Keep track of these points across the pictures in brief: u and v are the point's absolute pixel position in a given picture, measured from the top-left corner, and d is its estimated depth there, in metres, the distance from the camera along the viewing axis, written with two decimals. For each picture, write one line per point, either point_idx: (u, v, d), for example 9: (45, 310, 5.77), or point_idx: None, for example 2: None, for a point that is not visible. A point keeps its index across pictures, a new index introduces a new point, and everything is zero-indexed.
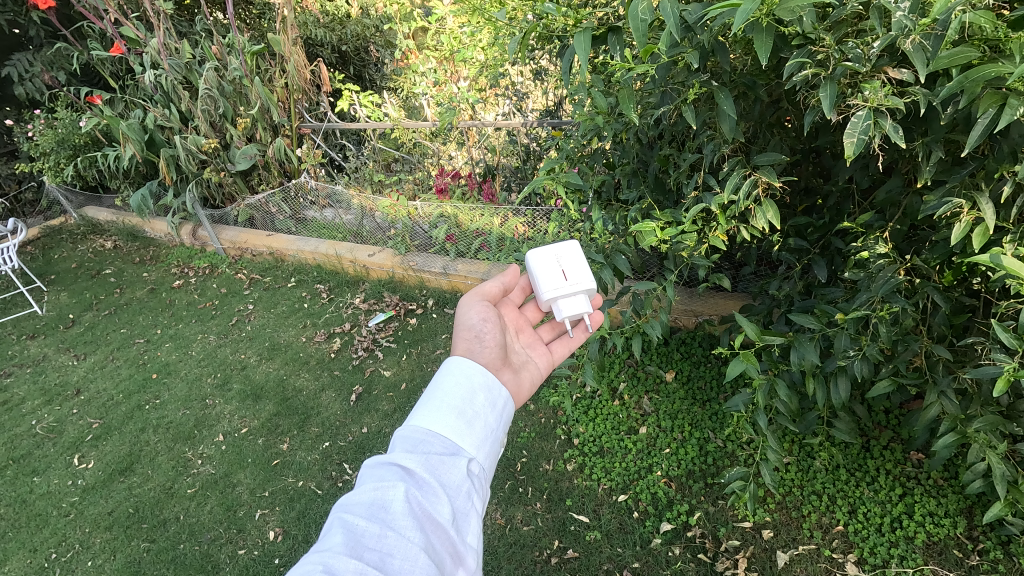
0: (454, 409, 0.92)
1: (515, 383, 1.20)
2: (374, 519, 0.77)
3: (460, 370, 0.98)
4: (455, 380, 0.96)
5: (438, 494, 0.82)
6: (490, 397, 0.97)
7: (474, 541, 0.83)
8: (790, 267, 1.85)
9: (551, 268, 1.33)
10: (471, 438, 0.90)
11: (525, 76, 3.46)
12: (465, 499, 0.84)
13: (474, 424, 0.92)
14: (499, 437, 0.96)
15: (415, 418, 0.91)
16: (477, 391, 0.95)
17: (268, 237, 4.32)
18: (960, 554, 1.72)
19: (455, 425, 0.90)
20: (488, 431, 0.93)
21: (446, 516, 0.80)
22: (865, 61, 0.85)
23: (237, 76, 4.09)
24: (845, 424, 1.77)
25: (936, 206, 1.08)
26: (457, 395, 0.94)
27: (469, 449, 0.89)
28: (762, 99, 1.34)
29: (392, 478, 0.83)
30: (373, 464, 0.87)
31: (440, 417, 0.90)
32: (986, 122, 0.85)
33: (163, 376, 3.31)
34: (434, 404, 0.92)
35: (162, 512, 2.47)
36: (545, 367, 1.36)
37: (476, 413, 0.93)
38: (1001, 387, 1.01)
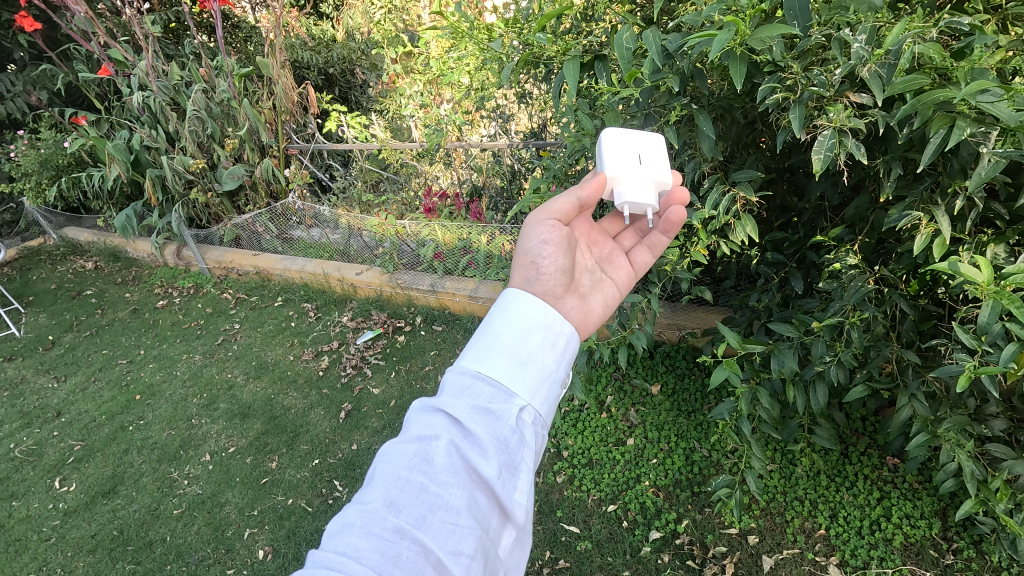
0: (507, 350, 0.81)
1: (579, 313, 1.04)
2: (415, 470, 0.74)
3: (515, 304, 0.86)
4: (510, 316, 0.85)
5: (484, 448, 0.75)
6: (550, 334, 0.84)
7: (525, 497, 0.76)
8: (767, 280, 1.94)
9: (625, 150, 1.11)
10: (525, 381, 0.80)
11: (510, 99, 3.57)
12: (515, 453, 0.76)
13: (530, 365, 0.81)
14: (560, 379, 0.85)
15: (464, 358, 0.82)
16: (534, 329, 0.83)
17: (254, 257, 4.33)
18: (935, 553, 1.79)
19: (507, 368, 0.80)
20: (547, 373, 0.82)
21: (491, 472, 0.74)
22: (828, 86, 0.95)
23: (226, 98, 4.13)
24: (824, 430, 1.84)
25: (897, 219, 1.18)
26: (511, 334, 0.83)
27: (522, 395, 0.79)
28: (738, 121, 1.43)
29: (437, 427, 0.77)
30: (421, 407, 0.82)
31: (489, 358, 0.80)
32: (938, 141, 0.93)
33: (147, 397, 3.27)
34: (484, 344, 0.82)
35: (148, 533, 2.44)
36: (624, 285, 1.19)
37: (531, 355, 0.81)
38: (962, 383, 1.09)
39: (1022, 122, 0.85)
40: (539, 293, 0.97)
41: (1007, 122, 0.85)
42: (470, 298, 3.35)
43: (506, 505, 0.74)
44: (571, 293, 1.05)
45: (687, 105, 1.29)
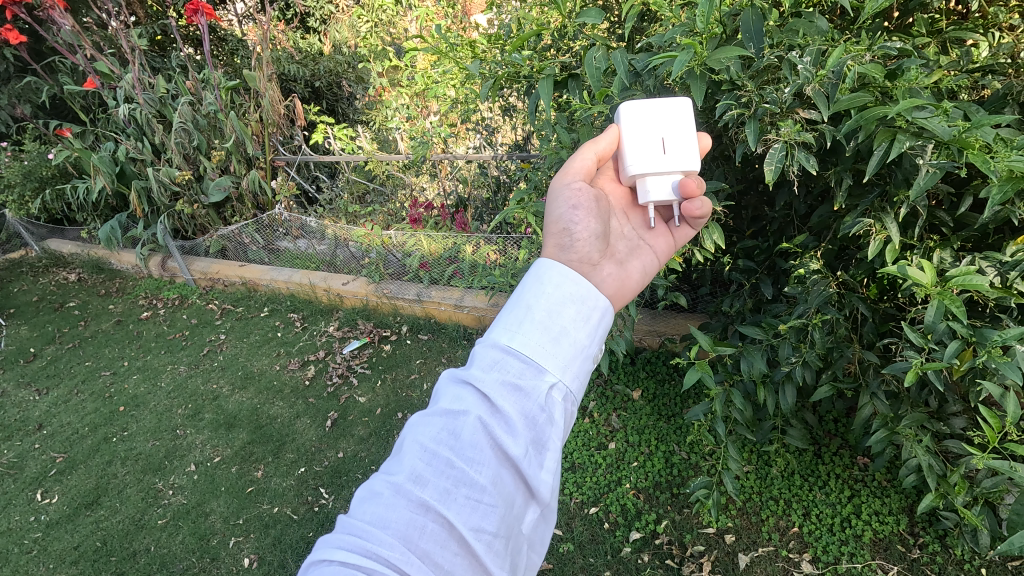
0: (539, 324, 0.79)
1: (614, 282, 1.01)
2: (441, 444, 0.74)
3: (548, 276, 0.83)
4: (544, 289, 0.83)
5: (512, 425, 0.73)
6: (582, 309, 0.82)
7: (552, 477, 0.74)
8: (740, 286, 2.02)
9: (646, 135, 1.08)
10: (556, 358, 0.77)
11: (494, 112, 3.66)
12: (543, 432, 0.74)
13: (562, 342, 0.78)
14: (593, 355, 0.82)
15: (495, 331, 0.80)
16: (566, 304, 0.80)
17: (241, 267, 4.34)
18: (903, 548, 1.87)
19: (538, 343, 0.77)
20: (579, 349, 0.79)
21: (517, 450, 0.72)
22: (780, 104, 1.03)
23: (212, 110, 4.16)
24: (796, 430, 1.91)
25: (851, 226, 1.26)
26: (543, 308, 0.81)
27: (552, 372, 0.77)
28: (705, 135, 1.52)
29: (464, 402, 0.77)
30: (450, 378, 0.81)
31: (520, 331, 0.78)
32: (880, 153, 1.02)
33: (131, 408, 3.26)
34: (516, 316, 0.80)
35: (132, 544, 2.43)
36: (663, 253, 1.14)
37: (563, 330, 0.79)
38: (911, 378, 1.19)
39: (953, 137, 0.93)
40: (572, 260, 0.95)
41: (941, 137, 0.93)
42: (456, 307, 3.40)
43: (531, 483, 0.73)
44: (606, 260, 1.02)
45: None
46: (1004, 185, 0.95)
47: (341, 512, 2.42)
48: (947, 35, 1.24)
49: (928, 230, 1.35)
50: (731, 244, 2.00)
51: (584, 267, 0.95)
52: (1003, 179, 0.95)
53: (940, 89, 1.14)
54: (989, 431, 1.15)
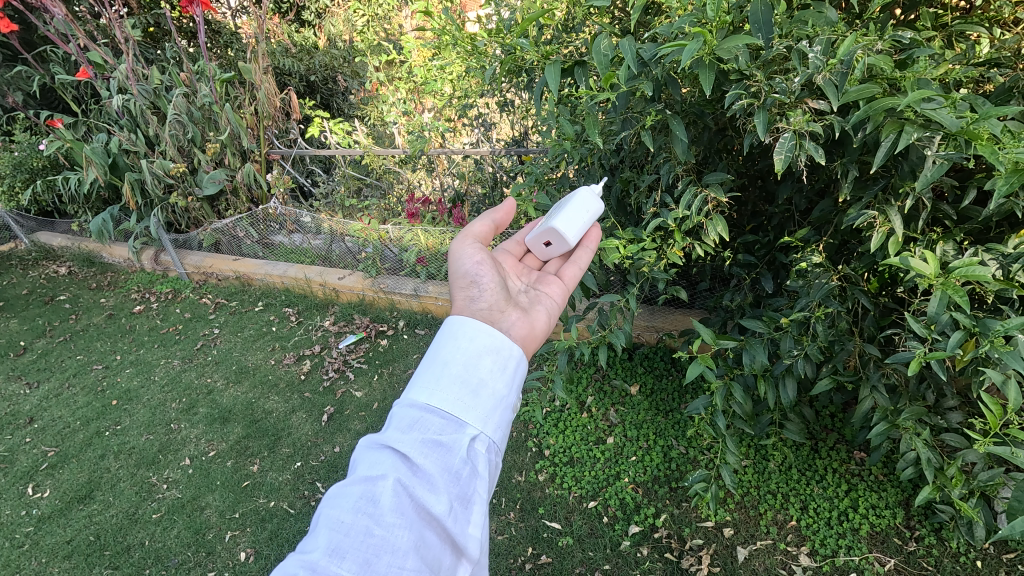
0: (457, 380, 0.92)
1: (525, 322, 1.23)
2: (361, 513, 0.79)
3: (461, 335, 0.98)
4: (459, 347, 0.97)
5: (434, 483, 0.82)
6: (496, 361, 0.97)
7: (476, 530, 0.83)
8: (740, 281, 2.03)
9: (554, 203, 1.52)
10: (475, 411, 0.90)
11: (492, 107, 3.65)
12: (465, 484, 0.84)
13: (480, 395, 0.92)
14: (509, 404, 0.96)
15: (415, 392, 0.92)
16: (481, 358, 0.95)
17: (235, 261, 4.32)
18: (899, 541, 1.89)
19: (457, 399, 0.90)
20: (494, 401, 0.93)
21: (442, 505, 0.81)
22: (788, 94, 1.04)
23: (207, 102, 4.11)
24: (794, 424, 1.92)
25: (855, 218, 1.28)
26: (459, 364, 0.94)
27: (472, 425, 0.89)
28: (710, 127, 1.53)
29: (386, 467, 0.84)
30: (369, 446, 0.88)
31: (439, 390, 0.91)
32: (888, 145, 1.01)
33: (124, 402, 3.22)
34: (435, 377, 0.92)
35: (125, 538, 2.41)
36: (558, 300, 1.41)
37: (480, 383, 0.93)
38: (914, 367, 1.20)
39: (962, 129, 0.94)
40: (482, 305, 1.19)
41: (949, 129, 0.95)
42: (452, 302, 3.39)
43: (456, 538, 0.81)
44: (514, 309, 1.25)
45: (661, 111, 1.37)
46: (1009, 177, 0.96)
47: None
48: (953, 29, 1.26)
49: (931, 223, 1.37)
50: (731, 238, 2.01)
51: (494, 314, 1.17)
52: (1008, 171, 0.96)
53: (946, 81, 1.15)
54: (990, 418, 1.15)
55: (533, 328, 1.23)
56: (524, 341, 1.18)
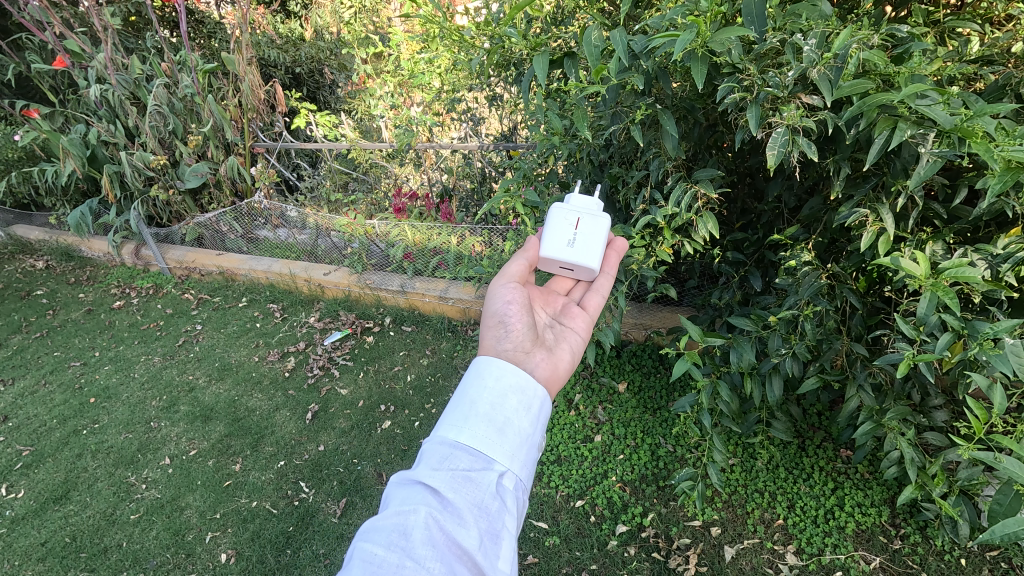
0: (484, 418, 0.92)
1: (551, 361, 1.22)
2: (393, 547, 0.78)
3: (488, 372, 0.98)
4: (486, 385, 0.96)
5: (464, 518, 0.82)
6: (523, 400, 0.96)
7: (506, 566, 0.82)
8: (729, 279, 2.01)
9: (565, 223, 1.43)
10: (502, 448, 0.89)
11: (481, 102, 3.61)
12: (493, 519, 0.84)
13: (507, 432, 0.91)
14: (535, 442, 0.95)
15: (443, 428, 0.92)
16: (508, 395, 0.95)
17: (218, 256, 4.24)
18: (885, 539, 1.89)
19: (485, 436, 0.90)
20: (522, 439, 0.92)
21: (471, 540, 0.81)
22: (782, 88, 1.02)
23: (189, 93, 4.02)
24: (782, 422, 1.91)
25: (846, 216, 1.27)
26: (486, 401, 0.94)
27: (500, 462, 0.88)
28: (700, 123, 1.51)
29: (416, 500, 0.84)
30: (401, 482, 0.88)
31: (467, 428, 0.90)
32: (881, 142, 1.00)
33: (102, 400, 3.15)
34: (462, 413, 0.92)
35: (102, 540, 2.35)
36: (584, 331, 1.39)
37: (508, 421, 0.92)
38: (902, 368, 1.19)
39: (956, 126, 0.93)
40: (508, 346, 1.17)
41: (943, 125, 0.93)
42: (439, 298, 3.36)
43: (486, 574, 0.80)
44: (539, 345, 1.24)
45: (651, 105, 1.35)
46: (1002, 176, 0.94)
47: (322, 506, 2.37)
48: (945, 25, 1.24)
49: (921, 222, 1.36)
50: (720, 235, 1.99)
51: (518, 355, 1.15)
52: (1001, 170, 0.94)
53: (939, 78, 1.14)
54: (975, 423, 1.11)
55: (557, 368, 1.21)
56: (546, 383, 1.17)
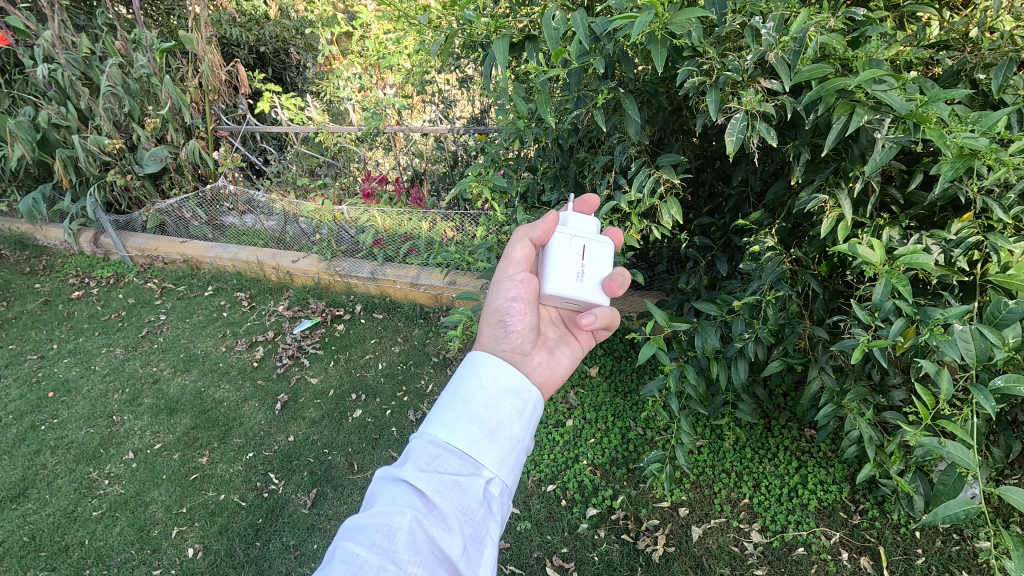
0: (476, 420, 0.90)
1: (548, 366, 1.24)
2: (375, 548, 0.76)
3: (484, 371, 0.96)
4: (482, 386, 0.94)
5: (450, 524, 0.80)
6: (516, 404, 0.95)
7: (487, 572, 0.82)
8: (696, 263, 2.03)
9: (571, 247, 1.24)
10: (492, 453, 0.88)
11: (452, 84, 3.54)
12: (478, 526, 0.82)
13: (497, 437, 0.90)
14: (523, 447, 0.95)
15: (433, 427, 0.90)
16: (502, 399, 0.93)
17: (181, 244, 4.11)
18: (844, 515, 1.95)
19: (476, 440, 0.88)
20: (512, 443, 0.91)
21: (455, 546, 0.79)
22: (741, 73, 1.01)
23: (145, 73, 3.85)
24: (747, 404, 1.95)
25: (806, 202, 1.29)
26: (480, 403, 0.92)
27: (489, 467, 0.87)
28: (664, 107, 1.50)
29: (402, 501, 0.82)
30: (387, 479, 0.86)
31: (458, 430, 0.88)
32: (839, 127, 1.00)
33: (61, 394, 3.04)
34: (455, 414, 0.90)
35: (64, 538, 2.29)
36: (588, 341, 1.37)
37: (500, 425, 0.91)
38: (856, 354, 1.20)
39: (910, 112, 0.93)
40: (505, 351, 1.17)
41: (898, 111, 0.93)
42: (411, 285, 3.31)
43: None
44: (539, 347, 1.25)
45: (614, 89, 1.33)
46: (955, 162, 0.95)
47: (292, 497, 2.34)
48: (904, 9, 1.23)
49: (879, 207, 1.39)
50: (687, 220, 2.00)
51: (516, 359, 1.17)
52: (954, 156, 0.95)
53: (896, 62, 1.15)
54: (922, 407, 1.13)
55: (554, 371, 1.25)
56: (542, 386, 1.22)
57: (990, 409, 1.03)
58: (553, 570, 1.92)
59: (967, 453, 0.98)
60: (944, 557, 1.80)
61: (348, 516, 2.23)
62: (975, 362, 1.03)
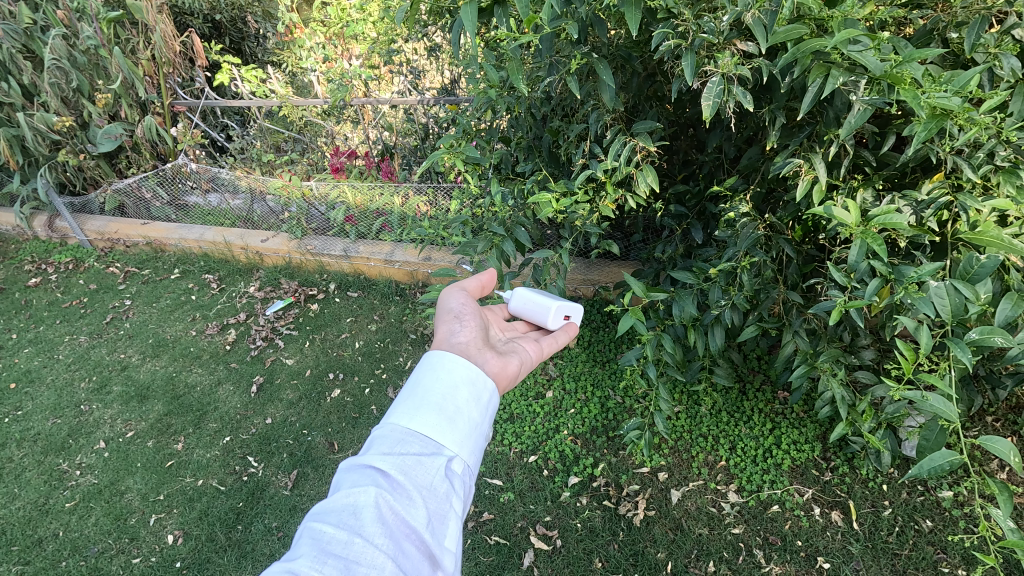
0: (434, 406, 0.88)
1: (499, 363, 1.16)
2: (342, 525, 0.77)
3: (442, 363, 0.94)
4: (437, 376, 0.93)
5: (412, 498, 0.80)
6: (473, 391, 0.93)
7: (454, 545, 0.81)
8: (672, 232, 2.03)
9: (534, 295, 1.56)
10: (453, 434, 0.87)
11: (420, 53, 3.42)
12: (441, 500, 0.81)
13: (457, 420, 0.88)
14: (484, 432, 0.93)
15: (394, 413, 0.88)
16: (459, 386, 0.91)
17: (143, 226, 3.96)
18: (817, 472, 2.02)
19: (435, 423, 0.86)
20: (473, 426, 0.90)
21: (419, 520, 0.79)
22: (717, 35, 0.99)
23: (92, 45, 3.62)
24: (723, 369, 1.98)
25: (781, 166, 1.28)
26: (438, 390, 0.91)
27: (450, 448, 0.86)
28: (638, 73, 1.48)
29: (365, 481, 0.81)
30: (349, 465, 0.84)
31: (417, 415, 0.87)
32: (815, 90, 0.99)
33: (24, 384, 2.94)
34: (414, 401, 0.89)
35: (36, 531, 2.23)
36: (533, 350, 1.35)
37: (458, 409, 0.89)
38: (835, 315, 1.22)
39: (886, 72, 0.92)
40: (465, 341, 1.15)
41: (874, 72, 0.92)
42: (385, 262, 3.25)
43: (434, 553, 0.78)
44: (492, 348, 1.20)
45: (587, 54, 1.29)
46: (928, 123, 0.95)
47: (272, 480, 2.32)
48: None
49: (852, 170, 1.39)
50: (663, 188, 1.99)
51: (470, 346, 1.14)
52: (928, 116, 0.95)
53: (871, 22, 1.14)
54: (903, 363, 1.12)
55: (506, 368, 1.16)
56: (497, 380, 1.12)
57: (967, 361, 1.05)
58: (537, 538, 1.95)
59: (947, 405, 1.00)
60: (909, 507, 1.88)
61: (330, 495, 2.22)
62: (950, 317, 1.06)
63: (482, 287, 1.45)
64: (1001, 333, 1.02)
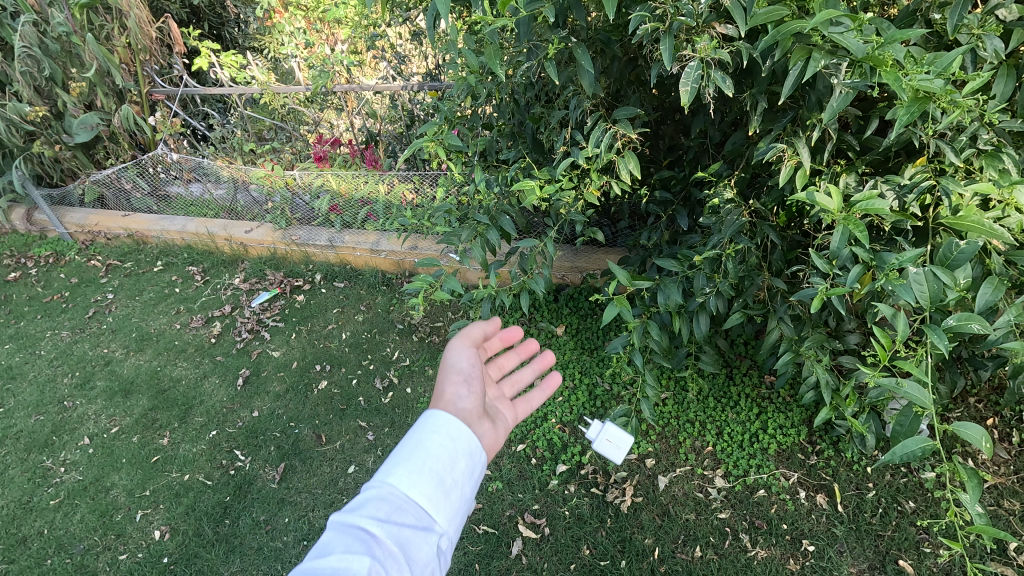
0: (433, 475, 0.98)
1: (492, 435, 1.23)
2: None
3: (437, 436, 1.03)
4: (433, 449, 1.01)
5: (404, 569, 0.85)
6: (463, 469, 1.02)
7: None
8: (657, 218, 2.02)
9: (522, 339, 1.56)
10: (444, 511, 0.96)
11: (403, 37, 3.35)
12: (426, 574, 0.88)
13: (446, 496, 0.97)
14: (465, 509, 1.02)
15: (394, 478, 0.96)
16: (454, 460, 1.01)
17: (124, 217, 3.89)
18: (802, 456, 2.03)
19: (432, 495, 0.96)
20: (460, 503, 0.99)
21: None
22: (696, 18, 0.96)
23: (64, 32, 3.51)
24: (710, 355, 1.98)
25: (764, 152, 1.27)
26: (434, 462, 0.99)
27: (439, 524, 0.94)
28: (619, 57, 1.45)
29: (360, 547, 0.85)
30: (342, 526, 0.88)
31: (416, 483, 0.96)
32: (796, 73, 0.97)
33: (5, 381, 2.89)
34: (413, 469, 0.97)
35: (21, 529, 2.21)
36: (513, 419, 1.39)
37: (453, 484, 0.99)
38: (816, 302, 1.21)
39: (867, 55, 0.90)
40: (461, 409, 1.20)
41: (855, 54, 0.90)
42: (371, 251, 3.22)
43: None
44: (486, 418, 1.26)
45: (565, 38, 1.27)
46: (910, 107, 0.94)
47: (259, 473, 2.30)
48: None
49: (836, 155, 1.38)
50: (648, 174, 1.97)
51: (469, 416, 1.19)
52: (909, 99, 0.93)
53: (852, 3, 1.12)
54: (881, 350, 1.12)
55: (496, 444, 1.23)
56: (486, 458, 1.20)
57: (944, 348, 1.04)
58: (525, 527, 1.96)
59: (923, 391, 1.00)
60: (893, 489, 1.90)
61: (318, 488, 2.21)
62: (928, 303, 1.05)
63: (484, 334, 1.45)
64: (977, 319, 1.01)
